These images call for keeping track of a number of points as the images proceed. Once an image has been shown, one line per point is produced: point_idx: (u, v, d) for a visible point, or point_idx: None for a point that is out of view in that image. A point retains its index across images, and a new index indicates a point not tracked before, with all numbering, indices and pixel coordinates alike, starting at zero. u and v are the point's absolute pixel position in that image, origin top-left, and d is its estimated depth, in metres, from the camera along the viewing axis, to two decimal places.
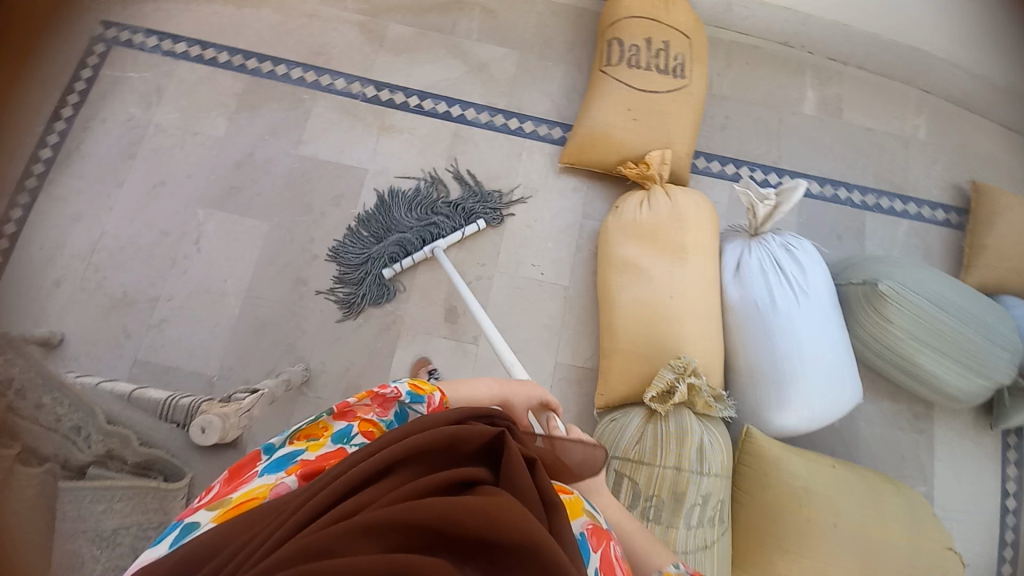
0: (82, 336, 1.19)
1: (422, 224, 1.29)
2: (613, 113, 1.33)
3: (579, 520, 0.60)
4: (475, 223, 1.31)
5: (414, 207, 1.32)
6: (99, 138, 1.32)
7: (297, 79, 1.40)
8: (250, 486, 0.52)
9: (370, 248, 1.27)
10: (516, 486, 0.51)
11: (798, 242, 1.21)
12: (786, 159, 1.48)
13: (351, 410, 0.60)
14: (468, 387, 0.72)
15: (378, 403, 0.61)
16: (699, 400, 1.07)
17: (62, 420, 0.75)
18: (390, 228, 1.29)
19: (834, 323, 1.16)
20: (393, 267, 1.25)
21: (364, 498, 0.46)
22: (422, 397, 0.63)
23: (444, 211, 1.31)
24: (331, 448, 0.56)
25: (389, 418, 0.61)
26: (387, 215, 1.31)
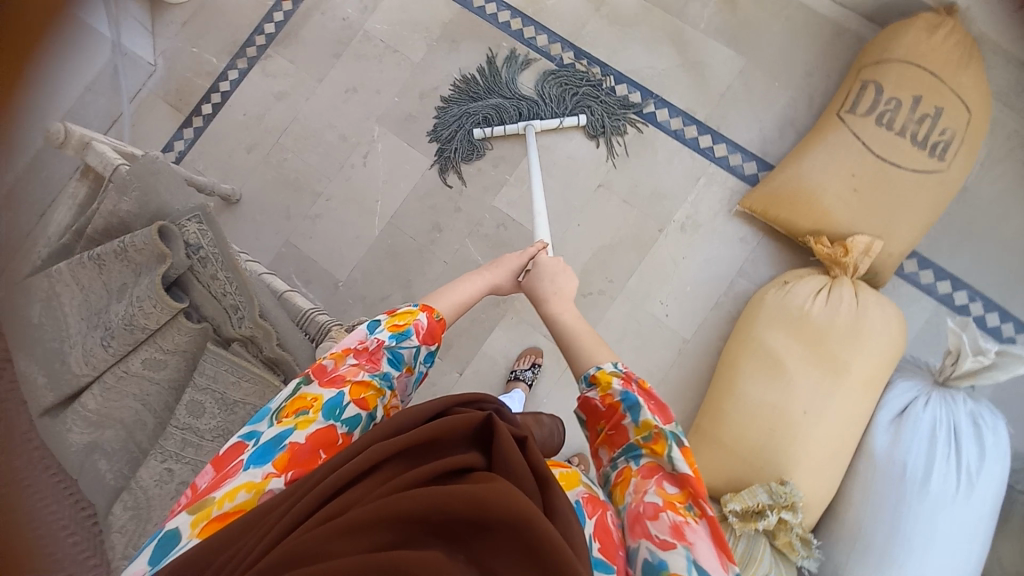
0: (254, 203, 1.34)
1: (525, 97, 1.29)
2: (831, 174, 1.12)
3: (574, 489, 0.61)
4: (576, 117, 1.28)
5: (532, 76, 1.31)
6: (315, 27, 1.39)
7: (503, 23, 1.34)
8: (235, 484, 0.54)
9: (469, 104, 1.30)
10: (510, 469, 0.51)
11: (992, 419, 0.98)
12: (1023, 301, 1.15)
13: (337, 376, 0.63)
14: (454, 289, 0.81)
15: (366, 357, 0.66)
16: (782, 535, 0.96)
17: (226, 295, 0.83)
18: (496, 89, 1.30)
19: (987, 527, 0.95)
20: (484, 129, 1.27)
21: (349, 498, 0.47)
22: (405, 333, 0.68)
23: (552, 94, 1.29)
24: (320, 425, 0.58)
25: (379, 372, 0.65)
26: (496, 76, 1.31)
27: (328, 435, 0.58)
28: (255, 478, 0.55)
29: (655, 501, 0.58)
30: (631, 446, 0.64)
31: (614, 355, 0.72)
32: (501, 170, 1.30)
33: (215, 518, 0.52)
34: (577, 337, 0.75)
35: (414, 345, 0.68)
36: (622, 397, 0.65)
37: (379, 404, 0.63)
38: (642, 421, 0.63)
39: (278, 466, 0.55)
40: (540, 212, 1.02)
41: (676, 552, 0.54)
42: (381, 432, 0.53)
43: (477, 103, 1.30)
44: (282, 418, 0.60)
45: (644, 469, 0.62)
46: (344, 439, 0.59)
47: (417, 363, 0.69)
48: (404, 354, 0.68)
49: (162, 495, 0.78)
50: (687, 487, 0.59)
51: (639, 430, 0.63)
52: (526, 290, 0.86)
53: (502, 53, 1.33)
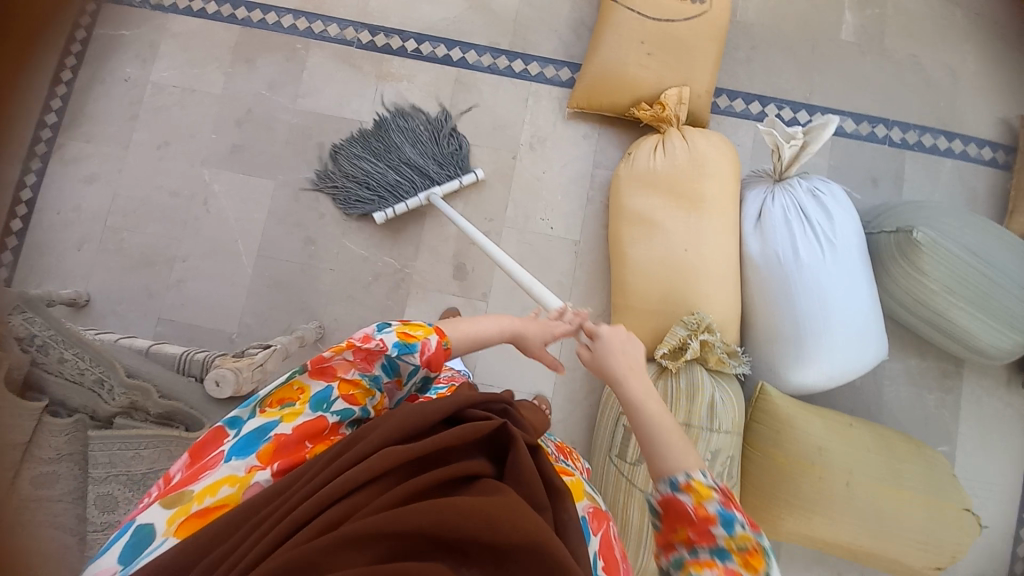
0: (110, 295, 1.24)
1: (416, 163, 1.22)
2: (625, 48, 1.23)
3: (581, 503, 0.67)
4: (472, 173, 1.25)
5: (418, 139, 1.24)
6: (100, 98, 1.31)
7: (288, 27, 1.33)
8: (217, 477, 0.53)
9: (366, 169, 1.22)
10: (521, 477, 0.53)
11: (827, 186, 1.12)
12: (819, 95, 1.35)
13: (330, 366, 0.59)
14: (470, 324, 0.69)
15: (363, 356, 0.60)
16: (711, 356, 1.06)
17: (86, 372, 0.77)
18: (388, 159, 1.22)
19: (863, 279, 1.08)
20: (385, 212, 1.20)
21: (352, 504, 0.46)
22: (412, 348, 0.61)
23: (442, 156, 1.24)
24: (309, 418, 0.57)
25: (371, 374, 0.60)
26: (387, 138, 1.24)
27: (318, 424, 0.57)
28: (237, 472, 0.54)
29: None
30: (718, 556, 0.50)
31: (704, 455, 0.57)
32: None
33: (195, 514, 0.51)
34: (656, 423, 0.59)
35: (414, 362, 0.61)
36: (719, 513, 0.52)
37: (369, 403, 0.60)
38: (740, 534, 0.51)
39: (264, 458, 0.54)
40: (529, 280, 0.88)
41: None
42: (393, 431, 0.51)
43: (375, 179, 1.21)
44: (265, 407, 0.58)
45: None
46: (333, 430, 0.58)
47: (412, 381, 0.63)
48: (401, 366, 0.61)
49: None
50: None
51: (733, 539, 0.51)
52: (589, 364, 0.70)
53: (384, 119, 1.26)
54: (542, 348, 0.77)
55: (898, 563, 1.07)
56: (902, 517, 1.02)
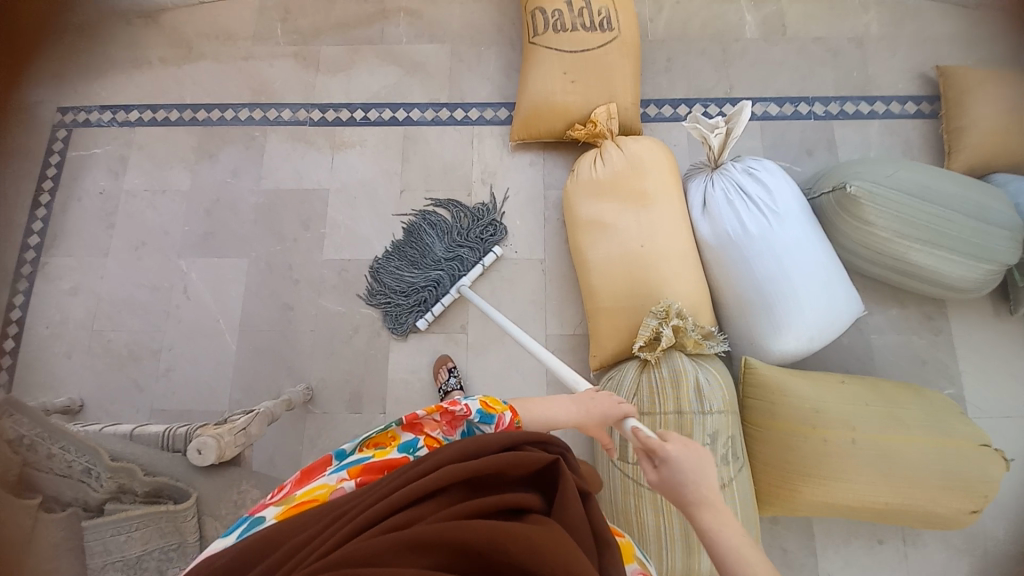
0: (101, 396, 1.27)
1: (450, 261, 1.30)
2: (551, 79, 1.33)
3: (630, 565, 0.61)
4: (492, 252, 1.31)
5: (445, 234, 1.33)
6: (79, 215, 1.41)
7: (246, 119, 1.45)
8: (314, 484, 0.57)
9: (408, 275, 1.30)
10: (568, 517, 0.51)
11: (760, 163, 1.18)
12: (740, 88, 1.45)
13: (420, 422, 0.63)
14: (544, 407, 0.70)
15: (447, 420, 0.63)
16: (688, 340, 1.07)
17: (73, 465, 0.78)
18: (425, 265, 1.30)
19: (815, 239, 1.12)
20: (427, 316, 1.26)
21: (415, 512, 0.48)
22: (491, 417, 0.63)
23: (467, 243, 1.32)
24: (396, 456, 0.60)
25: (455, 436, 0.64)
26: (422, 241, 1.33)
27: (404, 463, 0.60)
28: (329, 481, 0.57)
29: None
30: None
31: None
32: (313, 229, 1.36)
33: (293, 507, 0.55)
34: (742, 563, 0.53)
35: (488, 432, 0.65)
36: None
37: None
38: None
39: (352, 472, 0.58)
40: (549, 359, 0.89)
41: None
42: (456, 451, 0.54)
43: (416, 282, 1.29)
44: (364, 446, 0.62)
45: None
46: None
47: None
48: (477, 434, 0.65)
49: None
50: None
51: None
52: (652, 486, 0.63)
53: (413, 223, 1.35)
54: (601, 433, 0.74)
55: (931, 513, 1.03)
56: (918, 462, 1.00)
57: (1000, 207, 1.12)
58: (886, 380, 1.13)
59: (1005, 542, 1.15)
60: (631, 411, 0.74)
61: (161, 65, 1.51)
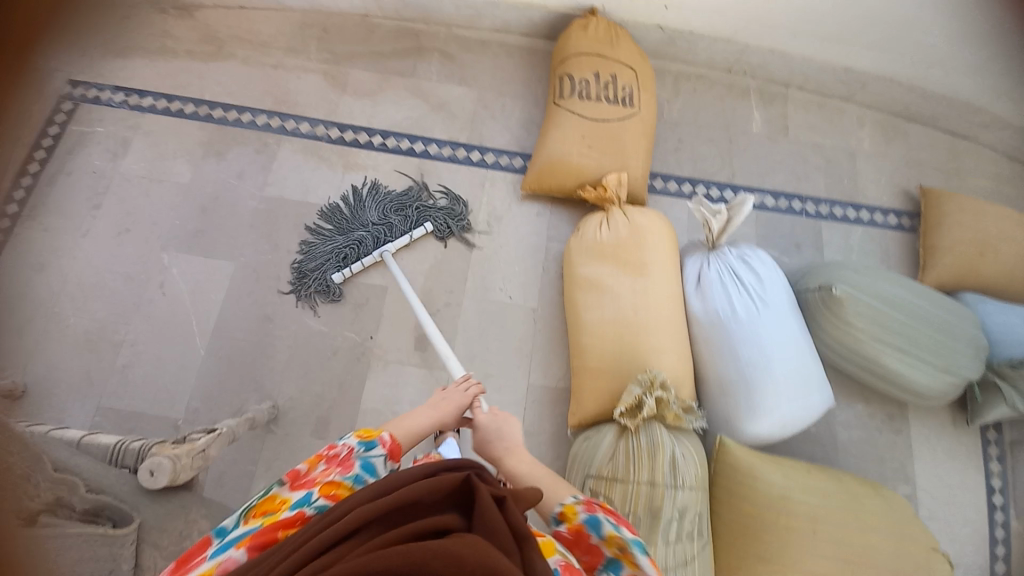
0: (45, 385, 1.18)
1: (378, 225, 1.35)
2: (569, 141, 1.39)
3: (552, 558, 0.59)
4: (423, 227, 1.36)
5: (382, 202, 1.38)
6: (66, 189, 1.36)
7: (263, 125, 1.45)
8: (198, 569, 0.54)
9: (334, 235, 1.33)
10: (487, 527, 0.51)
11: (754, 251, 1.23)
12: (740, 176, 1.54)
13: (308, 477, 0.64)
14: (408, 422, 0.82)
15: (337, 462, 0.67)
16: (668, 412, 1.07)
17: (8, 467, 0.69)
18: (353, 225, 1.34)
19: (798, 330, 1.16)
20: (343, 271, 1.28)
21: (332, 556, 0.48)
22: (373, 441, 0.70)
23: (401, 213, 1.37)
24: (289, 513, 0.59)
25: (351, 474, 0.66)
26: (361, 206, 1.37)
27: (295, 517, 0.59)
28: (213, 566, 0.54)
29: None
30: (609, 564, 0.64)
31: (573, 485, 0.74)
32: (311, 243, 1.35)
33: None
34: (534, 478, 0.76)
35: (381, 453, 0.69)
36: (588, 519, 0.66)
37: None
38: (611, 536, 0.64)
39: (240, 544, 0.56)
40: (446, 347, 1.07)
41: None
42: (369, 495, 0.54)
43: (340, 240, 1.32)
44: (249, 517, 0.60)
45: None
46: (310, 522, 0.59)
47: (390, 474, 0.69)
48: (376, 464, 0.68)
49: None
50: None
51: (609, 543, 0.64)
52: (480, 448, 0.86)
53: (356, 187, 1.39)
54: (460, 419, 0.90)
55: None
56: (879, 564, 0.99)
57: (968, 326, 1.20)
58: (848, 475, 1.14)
59: None
60: (475, 394, 0.92)
61: (188, 59, 1.51)
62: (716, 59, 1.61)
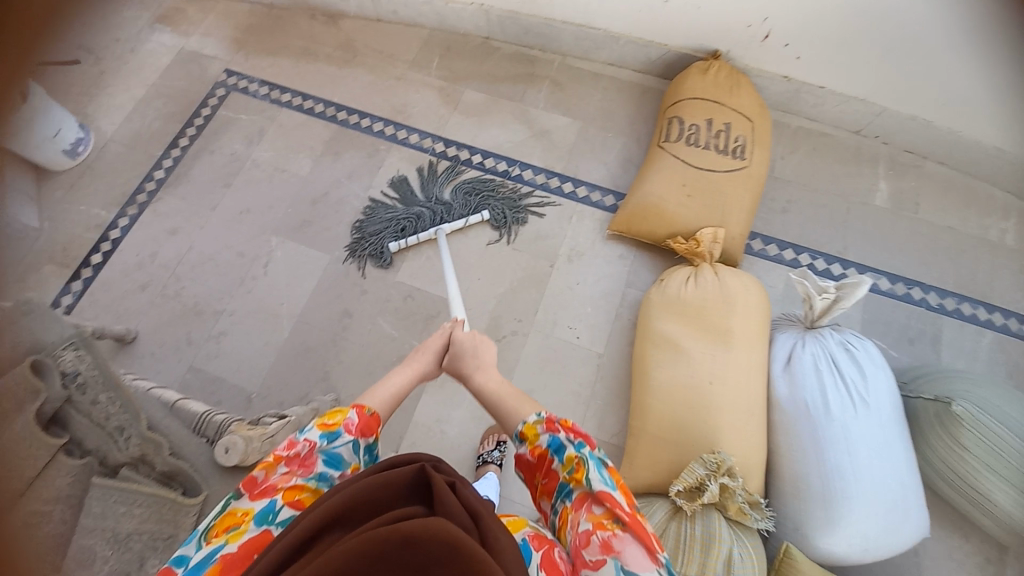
0: (154, 336, 1.33)
1: (440, 204, 1.44)
2: (668, 186, 1.33)
3: (520, 531, 0.67)
4: (480, 214, 1.42)
5: (445, 184, 1.47)
6: (203, 166, 1.53)
7: (377, 131, 1.54)
8: None
9: (396, 210, 1.43)
10: (447, 509, 0.53)
11: (860, 342, 1.10)
12: (853, 252, 1.39)
13: (267, 485, 0.64)
14: (386, 383, 0.83)
15: (298, 463, 0.67)
16: (731, 504, 0.98)
17: (110, 418, 0.79)
18: (413, 200, 1.45)
19: (898, 442, 1.02)
20: (399, 242, 1.38)
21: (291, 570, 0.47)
22: (337, 432, 0.69)
23: (460, 198, 1.44)
24: (255, 531, 0.59)
25: (315, 475, 0.66)
26: (427, 185, 1.47)
27: (264, 536, 0.59)
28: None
29: (586, 526, 0.64)
30: (564, 485, 0.69)
31: (539, 406, 0.79)
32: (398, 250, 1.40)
33: None
34: (502, 398, 0.81)
35: (349, 441, 0.70)
36: (547, 441, 0.71)
37: None
38: (565, 456, 0.69)
39: None
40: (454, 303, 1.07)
41: (607, 566, 0.60)
42: (324, 501, 0.55)
43: (398, 212, 1.43)
44: (212, 536, 0.60)
45: (576, 501, 0.67)
46: None
47: (359, 459, 0.70)
48: (341, 454, 0.69)
49: None
50: (608, 505, 0.64)
51: (564, 465, 0.69)
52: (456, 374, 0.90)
53: (421, 167, 1.49)
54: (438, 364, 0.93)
55: None
56: None
57: None
58: None
59: None
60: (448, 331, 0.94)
61: (324, 63, 1.65)
62: (846, 119, 1.48)
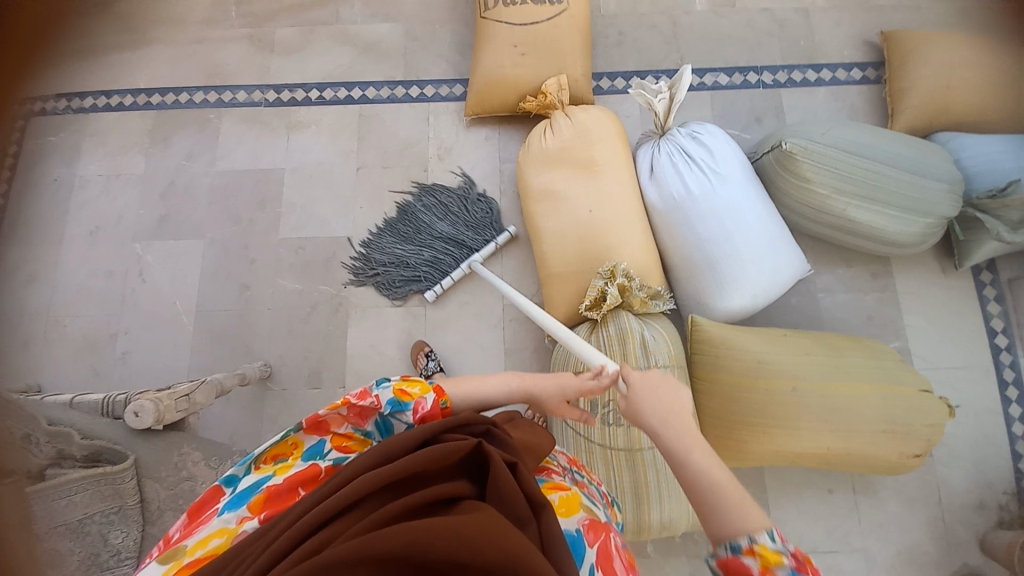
0: (58, 382, 1.26)
1: (452, 238, 1.32)
2: (501, 53, 1.34)
3: (575, 516, 0.60)
4: (505, 232, 1.32)
5: (446, 213, 1.35)
6: (33, 203, 1.40)
7: (201, 102, 1.45)
8: (208, 531, 0.50)
9: (403, 252, 1.32)
10: (503, 492, 0.50)
11: (704, 127, 1.20)
12: (690, 58, 1.47)
13: (324, 422, 0.57)
14: (476, 385, 0.66)
15: (356, 413, 0.58)
16: (634, 300, 1.10)
17: (12, 430, 0.76)
18: (419, 240, 1.32)
19: (756, 199, 1.15)
20: (434, 289, 1.28)
21: (330, 531, 0.43)
22: (406, 406, 0.58)
23: (475, 224, 1.33)
24: (302, 467, 0.55)
25: (367, 428, 0.59)
26: (423, 217, 1.34)
27: (310, 471, 0.54)
28: (228, 525, 0.50)
29: None
30: None
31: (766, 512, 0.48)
32: (270, 209, 1.37)
33: (185, 567, 0.47)
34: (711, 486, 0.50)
35: (407, 420, 0.59)
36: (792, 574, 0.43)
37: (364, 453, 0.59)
38: None
39: (253, 508, 0.51)
40: (568, 334, 0.82)
41: None
42: (365, 463, 0.49)
43: (414, 260, 1.31)
44: (260, 463, 0.56)
45: None
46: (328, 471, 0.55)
47: None
48: (396, 425, 0.60)
49: None
50: None
51: None
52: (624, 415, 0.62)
53: (408, 201, 1.36)
54: (563, 402, 0.72)
55: (873, 459, 1.05)
56: (859, 408, 1.03)
57: (940, 163, 1.15)
58: (840, 337, 1.14)
59: (961, 493, 1.18)
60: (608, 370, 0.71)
61: (114, 51, 1.50)
62: None
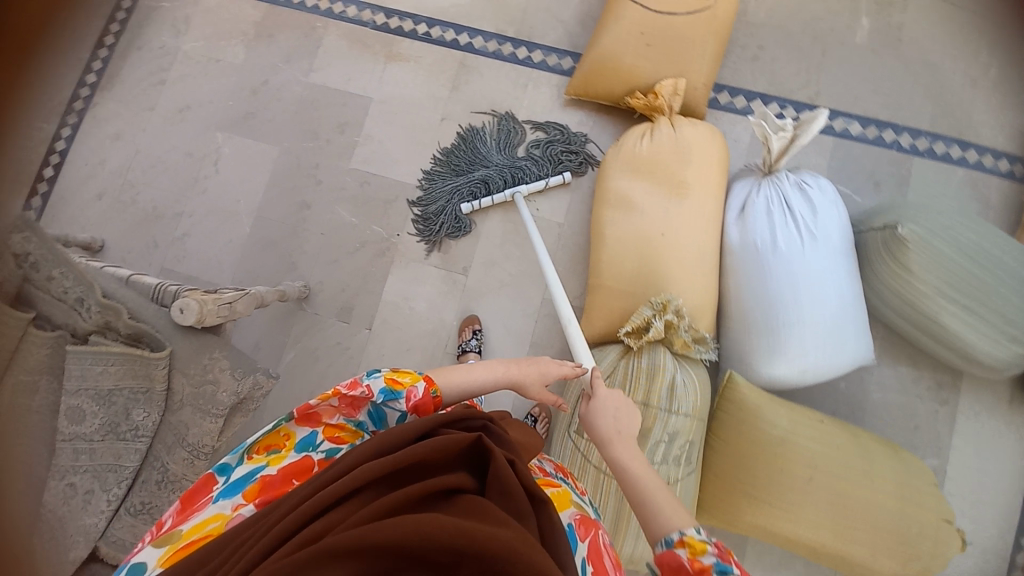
0: (120, 244, 1.34)
1: (510, 161, 1.29)
2: (625, 37, 1.23)
3: (566, 511, 0.62)
4: (561, 176, 1.28)
5: (512, 138, 1.31)
6: (135, 64, 1.44)
7: (312, 7, 1.42)
8: (204, 516, 0.52)
9: (459, 159, 1.31)
10: (504, 486, 0.49)
11: (816, 180, 1.09)
12: (825, 96, 1.31)
13: (315, 413, 0.59)
14: (462, 373, 0.70)
15: (348, 404, 0.59)
16: (676, 339, 1.05)
17: (68, 291, 0.82)
18: (476, 152, 1.30)
19: (843, 269, 1.05)
20: (472, 203, 1.27)
21: (330, 518, 0.43)
22: (398, 394, 0.60)
23: (536, 156, 1.29)
24: (295, 459, 0.56)
25: (359, 418, 0.60)
26: (491, 135, 1.32)
27: (304, 463, 0.56)
28: (224, 511, 0.52)
29: None
30: None
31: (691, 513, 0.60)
32: (348, 134, 1.36)
33: (181, 548, 0.49)
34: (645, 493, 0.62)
35: (401, 409, 0.61)
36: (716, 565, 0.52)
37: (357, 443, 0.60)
38: None
39: (248, 496, 0.53)
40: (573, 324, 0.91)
41: None
42: (369, 450, 0.50)
43: (465, 170, 1.29)
44: (253, 453, 0.57)
45: None
46: (320, 464, 0.56)
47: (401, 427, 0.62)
48: (388, 413, 0.61)
49: (71, 509, 0.81)
50: None
51: None
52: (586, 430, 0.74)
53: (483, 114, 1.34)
54: (542, 389, 0.78)
55: (867, 569, 1.00)
56: (871, 513, 0.98)
57: None
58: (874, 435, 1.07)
59: None
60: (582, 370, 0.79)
61: None
62: None
